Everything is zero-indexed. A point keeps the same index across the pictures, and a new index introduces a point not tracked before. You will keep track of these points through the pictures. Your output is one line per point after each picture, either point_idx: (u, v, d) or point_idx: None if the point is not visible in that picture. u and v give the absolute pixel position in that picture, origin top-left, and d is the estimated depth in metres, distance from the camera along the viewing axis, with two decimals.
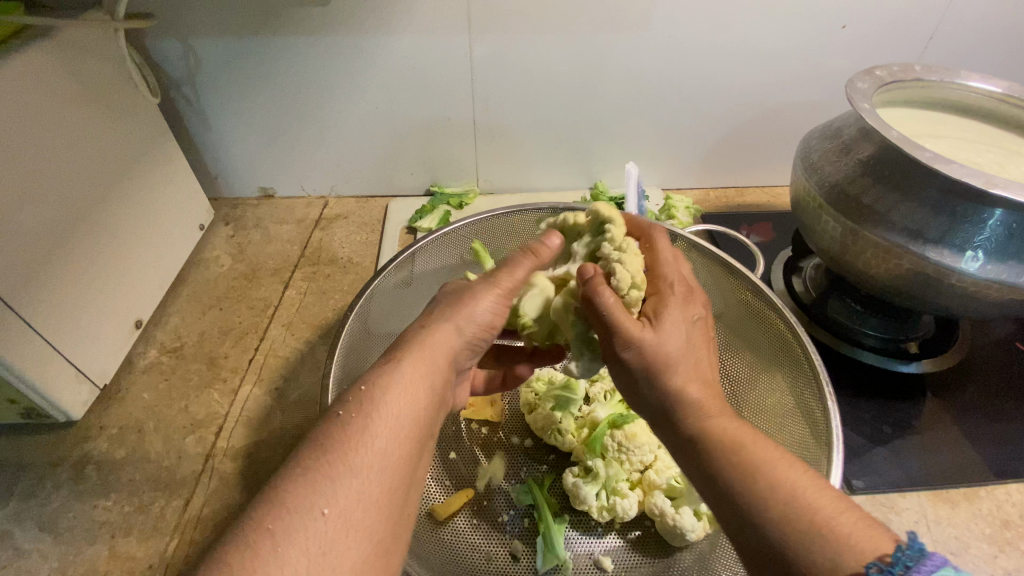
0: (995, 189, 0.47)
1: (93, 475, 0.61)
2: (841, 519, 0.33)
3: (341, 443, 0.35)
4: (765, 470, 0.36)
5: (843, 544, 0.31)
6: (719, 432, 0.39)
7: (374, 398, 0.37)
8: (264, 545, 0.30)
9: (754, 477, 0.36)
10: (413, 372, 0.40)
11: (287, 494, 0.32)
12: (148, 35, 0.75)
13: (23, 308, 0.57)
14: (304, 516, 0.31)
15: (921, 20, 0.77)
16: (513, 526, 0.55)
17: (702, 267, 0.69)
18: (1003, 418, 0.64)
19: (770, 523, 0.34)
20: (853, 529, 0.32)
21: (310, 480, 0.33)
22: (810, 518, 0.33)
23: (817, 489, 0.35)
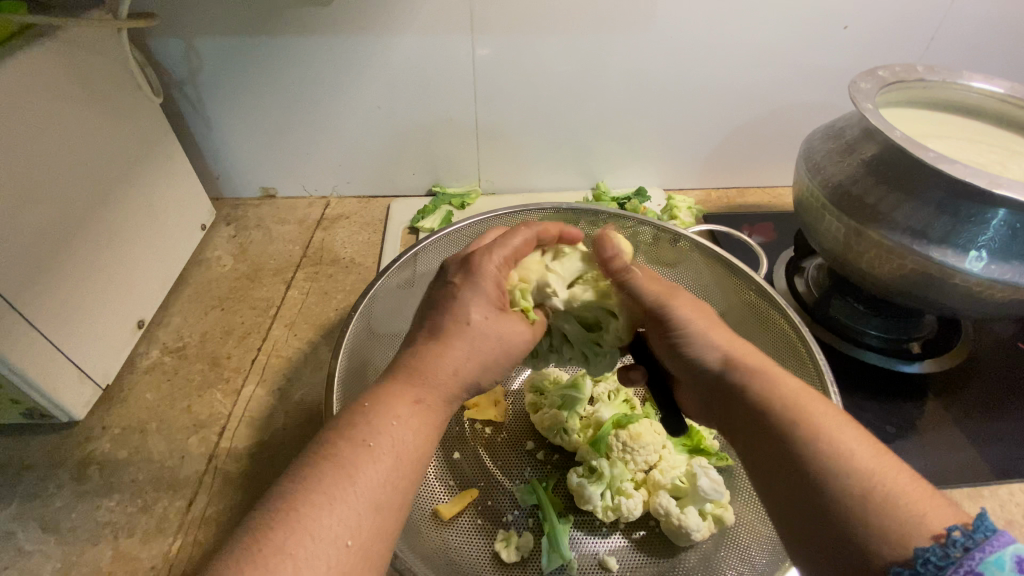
0: (999, 189, 0.48)
1: (96, 475, 0.61)
2: (908, 489, 0.34)
3: (359, 471, 0.35)
4: (831, 440, 0.37)
5: (912, 513, 0.32)
6: (782, 404, 0.41)
7: (392, 427, 0.37)
8: (286, 568, 0.30)
9: (816, 447, 0.37)
10: (426, 402, 0.40)
11: (309, 517, 0.32)
12: (150, 35, 0.74)
13: (25, 308, 0.57)
14: (326, 545, 0.32)
15: (923, 21, 0.77)
16: (518, 526, 0.55)
17: (705, 268, 0.69)
18: (1006, 418, 0.64)
19: (837, 491, 0.35)
20: (916, 499, 0.33)
21: (331, 507, 0.33)
22: (876, 487, 0.34)
23: (889, 463, 0.36)
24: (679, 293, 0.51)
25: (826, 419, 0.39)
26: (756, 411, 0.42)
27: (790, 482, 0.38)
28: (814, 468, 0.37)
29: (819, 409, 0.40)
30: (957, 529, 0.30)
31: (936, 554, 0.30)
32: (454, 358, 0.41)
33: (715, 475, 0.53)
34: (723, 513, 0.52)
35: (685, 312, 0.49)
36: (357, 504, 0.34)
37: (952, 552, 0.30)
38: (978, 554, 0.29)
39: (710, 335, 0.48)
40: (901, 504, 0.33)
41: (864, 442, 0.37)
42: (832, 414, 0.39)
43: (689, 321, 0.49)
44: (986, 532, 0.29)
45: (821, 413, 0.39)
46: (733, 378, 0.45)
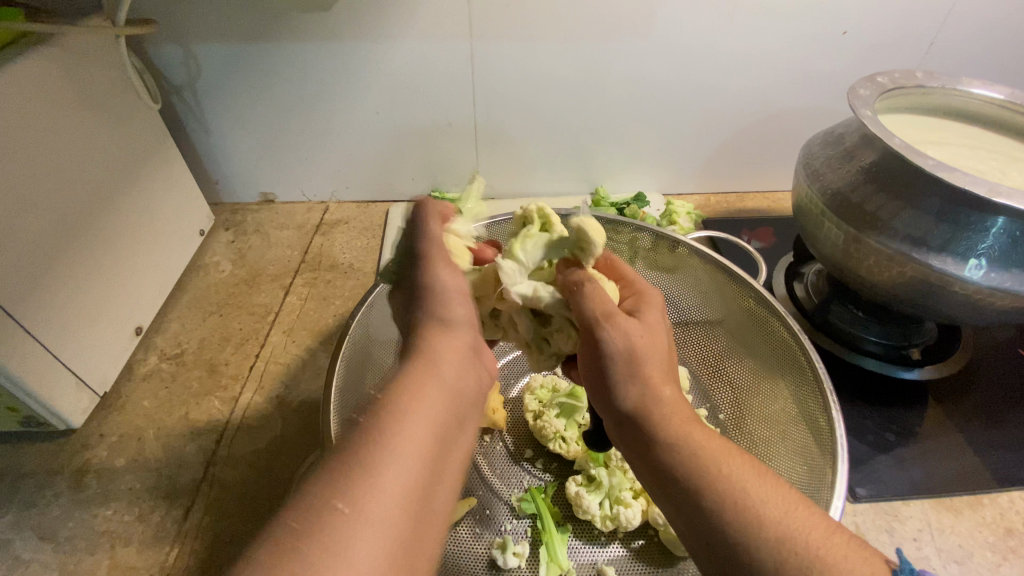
0: (999, 198, 0.47)
1: (93, 483, 0.61)
2: (824, 547, 0.33)
3: (389, 437, 0.31)
4: (746, 503, 0.35)
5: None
6: (694, 465, 0.38)
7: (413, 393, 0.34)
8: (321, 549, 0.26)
9: (729, 512, 0.35)
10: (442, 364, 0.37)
11: (313, 489, 0.29)
12: (149, 41, 0.74)
13: (23, 317, 0.57)
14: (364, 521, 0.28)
15: (922, 26, 0.77)
16: (516, 535, 0.55)
17: (705, 273, 0.69)
18: (1006, 426, 0.64)
19: (753, 562, 0.34)
20: (835, 557, 0.33)
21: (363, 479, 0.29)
22: (792, 549, 0.33)
23: (805, 518, 0.35)
24: (622, 316, 0.44)
25: (742, 476, 0.37)
26: (668, 470, 0.39)
27: (706, 545, 0.36)
28: (728, 536, 0.35)
29: (729, 466, 0.38)
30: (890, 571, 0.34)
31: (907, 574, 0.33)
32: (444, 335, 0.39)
33: None
34: None
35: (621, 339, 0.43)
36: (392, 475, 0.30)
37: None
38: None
39: (635, 374, 0.42)
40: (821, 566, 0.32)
41: (780, 499, 0.36)
42: (748, 471, 0.38)
43: (619, 352, 0.43)
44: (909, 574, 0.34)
45: (734, 468, 0.38)
46: (645, 428, 0.41)
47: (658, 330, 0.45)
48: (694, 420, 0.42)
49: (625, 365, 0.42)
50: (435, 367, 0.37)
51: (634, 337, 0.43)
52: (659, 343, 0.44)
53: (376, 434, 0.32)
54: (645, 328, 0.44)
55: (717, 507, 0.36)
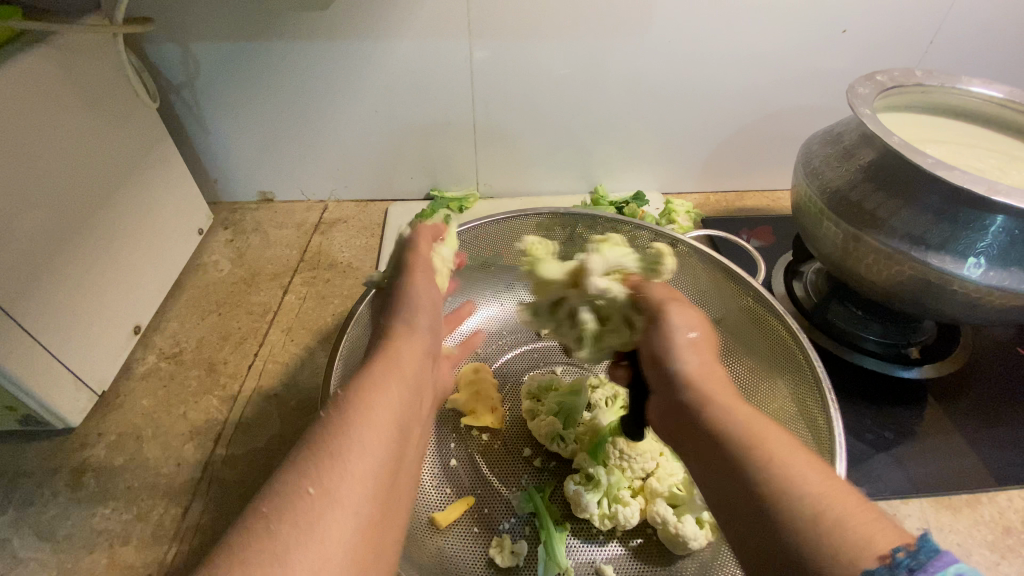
0: (998, 196, 0.47)
1: (92, 482, 0.61)
2: (853, 511, 0.32)
3: (353, 430, 0.35)
4: (780, 464, 0.35)
5: (861, 537, 0.30)
6: (737, 426, 0.38)
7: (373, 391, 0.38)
8: (301, 526, 0.30)
9: (767, 468, 0.35)
10: (399, 366, 0.42)
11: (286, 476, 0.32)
12: (147, 40, 0.74)
13: (21, 316, 0.57)
14: (336, 501, 0.32)
15: (921, 24, 0.77)
16: (514, 533, 0.55)
17: (704, 272, 0.68)
18: (1005, 424, 0.64)
19: (786, 513, 0.32)
20: (859, 515, 0.31)
21: (332, 466, 0.33)
22: (823, 509, 0.32)
23: (840, 486, 0.33)
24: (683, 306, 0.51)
25: (780, 443, 0.37)
26: (709, 429, 0.39)
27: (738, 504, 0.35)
28: (762, 490, 0.34)
29: (770, 430, 0.38)
30: (902, 550, 0.28)
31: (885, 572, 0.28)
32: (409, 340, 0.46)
33: None
34: None
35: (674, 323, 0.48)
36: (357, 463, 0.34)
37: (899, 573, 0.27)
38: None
39: (694, 351, 0.47)
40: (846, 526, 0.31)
41: (812, 467, 0.35)
42: (785, 439, 0.37)
43: (680, 330, 0.48)
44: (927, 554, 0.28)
45: (775, 435, 0.37)
46: (696, 397, 0.43)
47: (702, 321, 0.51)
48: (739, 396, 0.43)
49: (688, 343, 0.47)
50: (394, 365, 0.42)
51: (682, 326, 0.48)
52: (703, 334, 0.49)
53: (340, 421, 0.36)
54: (696, 322, 0.49)
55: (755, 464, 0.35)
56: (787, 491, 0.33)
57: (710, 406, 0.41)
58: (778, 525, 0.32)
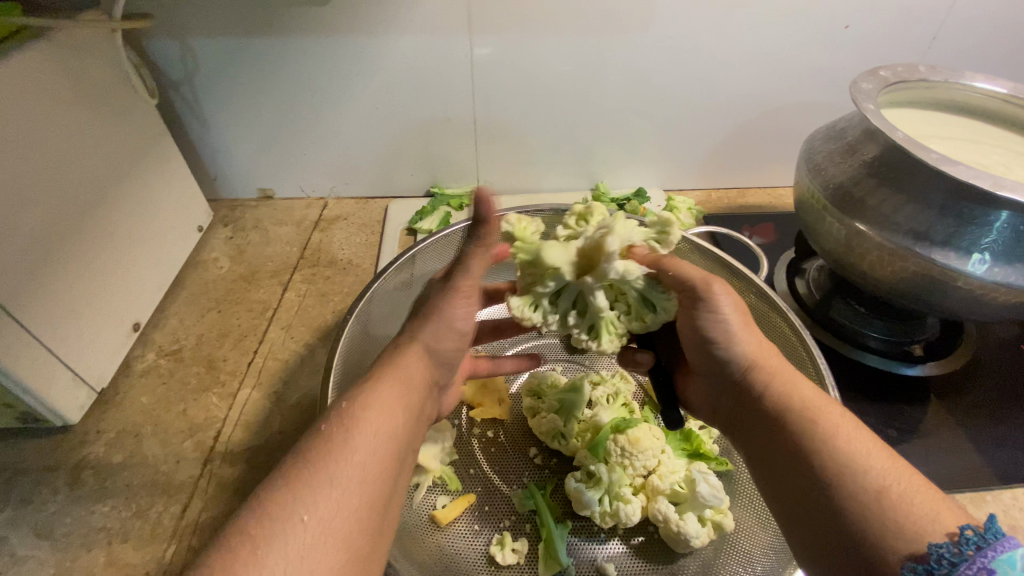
0: (1003, 191, 0.47)
1: (91, 480, 0.61)
2: (919, 492, 0.35)
3: (330, 458, 0.36)
4: (846, 448, 0.38)
5: (920, 518, 0.33)
6: (797, 410, 0.42)
7: (354, 411, 0.39)
8: (245, 549, 0.31)
9: (835, 452, 0.38)
10: (393, 385, 0.42)
11: (276, 502, 0.33)
12: (146, 36, 0.74)
13: (19, 313, 0.56)
14: (289, 525, 0.32)
15: (924, 20, 0.77)
16: (515, 531, 0.54)
17: (705, 268, 0.68)
18: (1009, 422, 0.63)
19: (852, 492, 0.36)
20: (920, 493, 0.35)
21: (293, 489, 0.34)
22: (887, 490, 0.35)
23: (901, 466, 0.37)
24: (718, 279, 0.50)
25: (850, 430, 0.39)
26: (775, 418, 0.43)
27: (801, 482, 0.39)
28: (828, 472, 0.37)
29: (835, 416, 0.40)
30: (970, 528, 0.31)
31: (950, 549, 0.31)
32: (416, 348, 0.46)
33: (714, 480, 0.52)
34: (723, 520, 0.52)
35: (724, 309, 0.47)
36: (318, 483, 0.35)
37: (965, 549, 0.30)
38: (991, 552, 0.29)
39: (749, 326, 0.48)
40: (910, 506, 0.34)
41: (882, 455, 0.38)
42: (853, 425, 0.40)
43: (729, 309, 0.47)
44: (996, 535, 0.30)
45: (832, 418, 0.40)
46: (755, 376, 0.45)
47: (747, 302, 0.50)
48: (794, 372, 0.46)
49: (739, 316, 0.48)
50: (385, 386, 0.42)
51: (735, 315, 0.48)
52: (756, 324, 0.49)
53: (320, 451, 0.36)
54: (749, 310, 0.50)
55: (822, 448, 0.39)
56: (850, 473, 0.37)
57: (776, 391, 0.44)
58: (844, 502, 0.36)
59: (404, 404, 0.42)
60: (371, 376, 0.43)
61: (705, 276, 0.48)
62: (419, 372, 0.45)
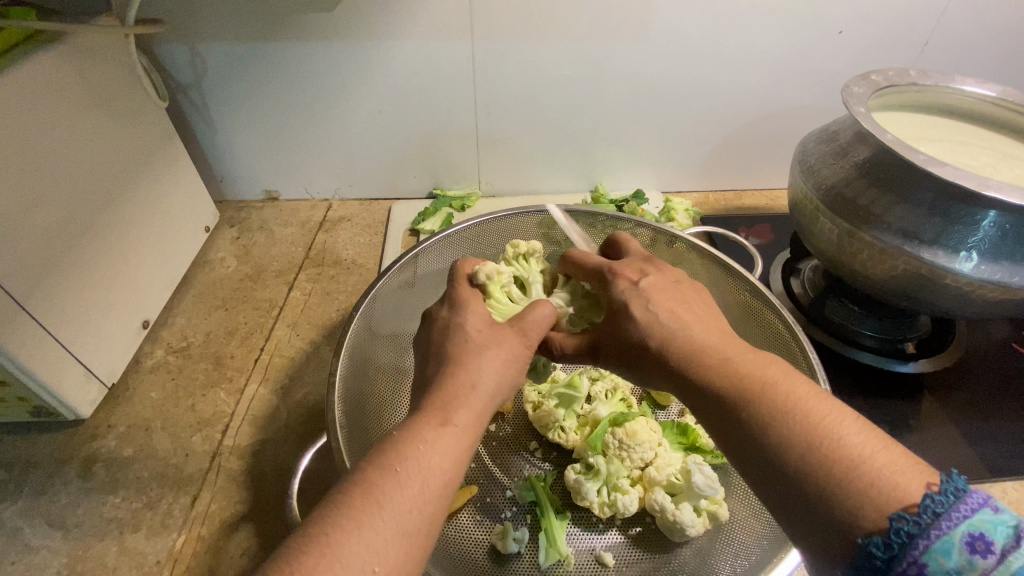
0: (988, 192, 0.48)
1: (102, 472, 0.62)
2: (878, 459, 0.31)
3: (394, 504, 0.34)
4: (782, 416, 0.35)
5: (868, 479, 0.30)
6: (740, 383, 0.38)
7: (427, 456, 0.36)
8: None
9: (774, 425, 0.35)
10: (466, 427, 0.39)
11: (344, 546, 0.31)
12: (157, 41, 0.76)
13: (34, 309, 0.58)
14: (357, 574, 0.31)
15: (914, 25, 0.79)
16: (516, 521, 0.56)
17: (701, 268, 0.70)
18: (999, 417, 0.65)
19: (807, 470, 0.33)
20: (882, 461, 0.31)
21: (364, 536, 0.32)
22: (828, 455, 0.32)
23: (854, 429, 0.33)
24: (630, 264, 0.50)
25: (793, 388, 0.37)
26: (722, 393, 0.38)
27: (751, 463, 0.36)
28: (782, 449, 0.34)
29: (781, 386, 0.37)
30: (929, 494, 0.29)
31: (913, 520, 0.28)
32: (488, 384, 0.42)
33: (709, 471, 0.54)
34: (718, 510, 0.53)
35: (620, 292, 0.47)
36: (386, 531, 0.33)
37: (924, 517, 0.28)
38: (954, 514, 0.27)
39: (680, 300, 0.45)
40: (855, 468, 0.31)
41: (828, 410, 0.35)
42: (795, 386, 0.37)
43: (648, 289, 0.46)
44: (952, 495, 0.28)
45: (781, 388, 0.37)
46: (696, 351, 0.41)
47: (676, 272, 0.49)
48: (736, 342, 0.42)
49: (666, 292, 0.46)
50: (450, 420, 0.39)
51: (648, 287, 0.46)
52: (679, 281, 0.47)
53: (384, 494, 0.34)
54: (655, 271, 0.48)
55: (763, 422, 0.35)
56: (790, 443, 0.34)
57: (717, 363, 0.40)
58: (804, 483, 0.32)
59: (471, 448, 0.39)
60: (439, 405, 0.39)
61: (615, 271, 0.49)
62: (488, 407, 0.41)
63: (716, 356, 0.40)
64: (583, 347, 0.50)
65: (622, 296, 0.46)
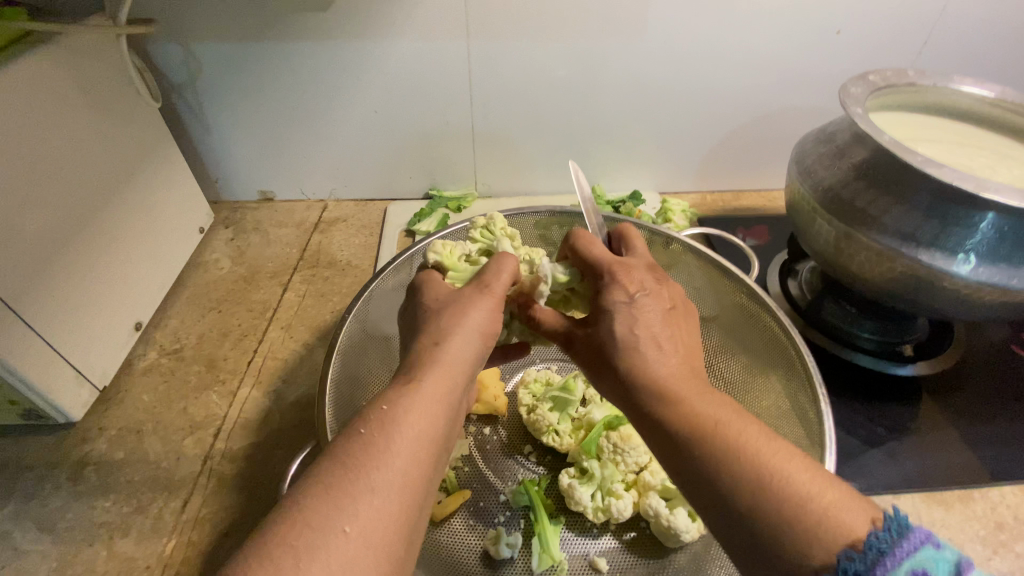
0: (986, 193, 0.48)
1: (93, 476, 0.62)
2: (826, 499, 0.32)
3: (363, 466, 0.34)
4: (735, 454, 0.35)
5: (817, 521, 0.31)
6: (689, 421, 0.37)
7: (395, 415, 0.36)
8: (287, 562, 0.29)
9: (724, 468, 0.35)
10: (436, 382, 0.39)
11: (313, 511, 0.32)
12: (150, 41, 0.75)
13: (24, 312, 0.57)
14: (327, 536, 0.31)
15: (913, 26, 0.78)
16: (509, 526, 0.55)
17: (698, 269, 0.69)
18: (998, 421, 0.64)
19: (757, 514, 0.33)
20: (830, 504, 0.32)
21: (332, 498, 0.32)
22: (778, 496, 0.33)
23: (799, 469, 0.34)
24: (632, 269, 0.47)
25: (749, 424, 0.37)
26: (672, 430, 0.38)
27: (701, 497, 0.36)
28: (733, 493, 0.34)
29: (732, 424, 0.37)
30: (873, 531, 0.29)
31: (858, 561, 0.28)
32: (456, 339, 0.41)
33: None
34: None
35: (612, 305, 0.44)
36: (354, 492, 0.33)
37: (871, 556, 0.28)
38: (900, 552, 0.28)
39: (664, 320, 0.44)
40: (805, 510, 0.32)
41: (782, 450, 0.35)
42: (751, 424, 0.37)
43: (643, 305, 0.44)
44: (898, 531, 0.28)
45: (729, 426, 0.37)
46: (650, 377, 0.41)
47: (668, 288, 0.47)
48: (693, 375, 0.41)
49: (661, 314, 0.44)
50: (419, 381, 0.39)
51: (641, 303, 0.44)
52: (672, 308, 0.45)
53: (351, 456, 0.34)
54: (654, 286, 0.45)
55: (714, 464, 0.35)
56: (742, 479, 0.34)
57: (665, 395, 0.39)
58: (756, 527, 0.33)
59: (445, 402, 0.38)
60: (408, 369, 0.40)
61: (615, 278, 0.46)
62: (462, 360, 0.41)
63: (671, 392, 0.39)
64: (560, 330, 0.48)
65: (614, 309, 0.44)
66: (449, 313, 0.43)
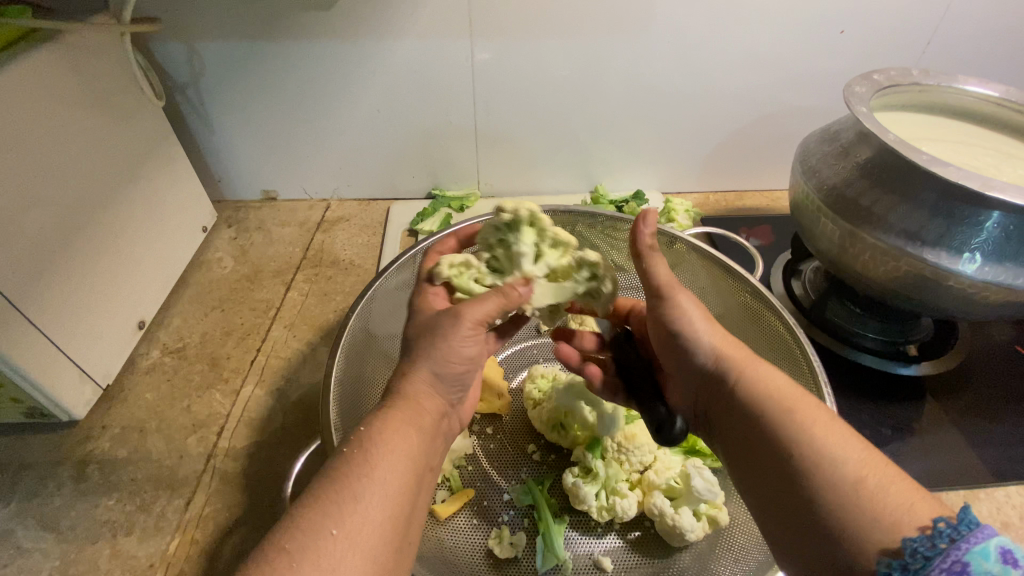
0: (992, 192, 0.48)
1: (96, 474, 0.62)
2: (890, 484, 0.35)
3: (349, 477, 0.35)
4: (815, 446, 0.38)
5: (888, 508, 0.34)
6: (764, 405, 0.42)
7: (379, 431, 0.38)
8: (279, 564, 0.31)
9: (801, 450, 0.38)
10: (406, 410, 0.40)
11: (300, 519, 0.33)
12: (154, 40, 0.75)
13: (28, 309, 0.57)
14: (316, 539, 0.32)
15: (917, 25, 0.78)
16: (513, 526, 0.55)
17: (702, 269, 0.69)
18: (1003, 421, 0.64)
19: (836, 506, 0.35)
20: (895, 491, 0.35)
21: (322, 507, 0.33)
22: (853, 482, 0.35)
23: (864, 457, 0.37)
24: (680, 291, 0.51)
25: (812, 421, 0.39)
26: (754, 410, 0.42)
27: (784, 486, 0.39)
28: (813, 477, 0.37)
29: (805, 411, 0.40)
30: (943, 521, 0.32)
31: (922, 543, 0.31)
32: (422, 372, 0.43)
33: (709, 475, 0.53)
34: (718, 514, 0.52)
35: (682, 307, 0.48)
36: (343, 500, 0.34)
37: (939, 542, 0.30)
38: (964, 544, 0.29)
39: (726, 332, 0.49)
40: (880, 498, 0.34)
41: (851, 442, 0.38)
42: (829, 416, 0.40)
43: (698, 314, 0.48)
44: (969, 525, 0.30)
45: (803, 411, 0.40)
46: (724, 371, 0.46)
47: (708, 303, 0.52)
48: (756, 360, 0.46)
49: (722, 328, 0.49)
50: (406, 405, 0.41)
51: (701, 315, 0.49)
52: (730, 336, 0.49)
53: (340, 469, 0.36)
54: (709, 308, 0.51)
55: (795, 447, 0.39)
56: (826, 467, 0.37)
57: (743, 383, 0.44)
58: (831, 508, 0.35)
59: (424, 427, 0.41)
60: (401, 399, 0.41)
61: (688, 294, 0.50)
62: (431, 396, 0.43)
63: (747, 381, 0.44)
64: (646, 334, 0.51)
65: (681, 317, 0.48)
66: (421, 340, 0.44)
